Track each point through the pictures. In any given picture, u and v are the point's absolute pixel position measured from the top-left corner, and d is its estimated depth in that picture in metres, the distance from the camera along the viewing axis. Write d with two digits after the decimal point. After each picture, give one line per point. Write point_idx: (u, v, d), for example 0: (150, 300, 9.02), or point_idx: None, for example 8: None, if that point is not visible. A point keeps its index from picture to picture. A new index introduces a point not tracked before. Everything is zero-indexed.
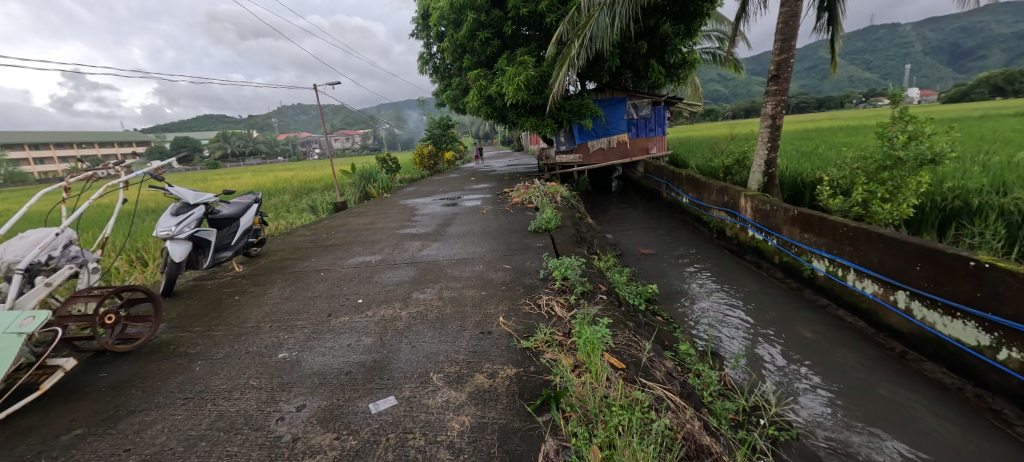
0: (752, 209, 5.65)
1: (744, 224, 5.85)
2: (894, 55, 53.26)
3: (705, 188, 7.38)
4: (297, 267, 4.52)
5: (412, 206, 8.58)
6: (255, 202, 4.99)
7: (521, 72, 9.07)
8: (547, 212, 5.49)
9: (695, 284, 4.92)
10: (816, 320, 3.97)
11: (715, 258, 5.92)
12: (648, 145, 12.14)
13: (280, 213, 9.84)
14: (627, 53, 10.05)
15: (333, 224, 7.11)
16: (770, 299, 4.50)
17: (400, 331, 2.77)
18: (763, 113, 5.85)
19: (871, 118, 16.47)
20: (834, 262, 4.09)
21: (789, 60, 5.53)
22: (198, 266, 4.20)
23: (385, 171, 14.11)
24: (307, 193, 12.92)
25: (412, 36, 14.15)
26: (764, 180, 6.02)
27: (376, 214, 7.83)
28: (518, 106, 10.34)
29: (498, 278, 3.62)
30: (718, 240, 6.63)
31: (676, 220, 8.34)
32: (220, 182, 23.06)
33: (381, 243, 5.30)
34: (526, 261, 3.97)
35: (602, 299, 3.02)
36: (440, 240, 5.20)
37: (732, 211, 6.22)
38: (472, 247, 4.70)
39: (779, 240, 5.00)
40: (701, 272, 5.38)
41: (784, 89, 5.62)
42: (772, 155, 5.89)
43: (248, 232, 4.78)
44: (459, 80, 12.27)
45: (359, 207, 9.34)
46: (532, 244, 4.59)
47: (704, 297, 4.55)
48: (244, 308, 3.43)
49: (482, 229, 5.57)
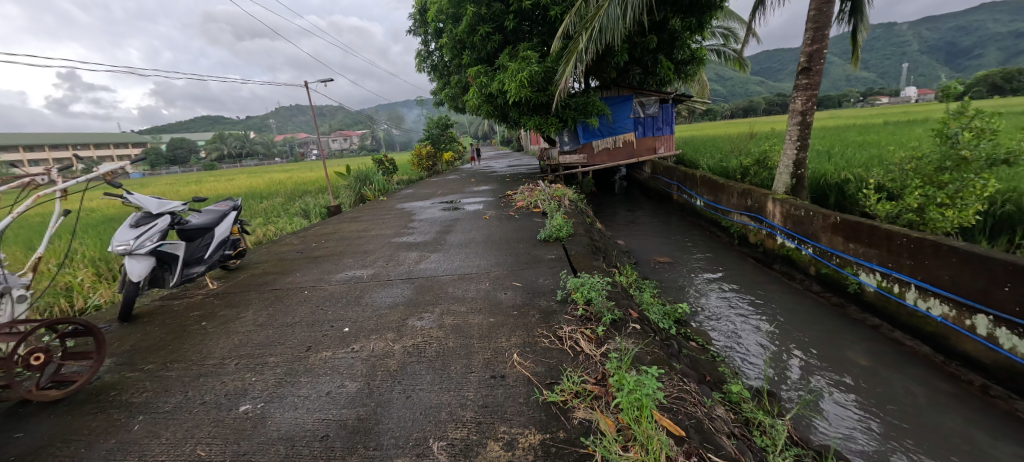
0: (782, 214, 5.14)
1: (772, 231, 5.35)
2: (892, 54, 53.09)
3: (722, 190, 6.88)
4: (278, 283, 4.01)
5: (410, 210, 8.07)
6: (234, 209, 4.51)
7: (524, 67, 8.59)
8: (557, 219, 4.99)
9: (722, 300, 4.43)
10: (869, 345, 3.48)
11: (740, 268, 5.42)
12: (656, 145, 11.65)
13: (271, 217, 9.34)
14: (635, 47, 9.56)
15: (324, 231, 6.60)
16: (811, 317, 4.02)
17: (392, 374, 2.25)
18: (792, 109, 5.37)
19: (877, 117, 16.08)
20: (889, 276, 3.59)
21: (823, 50, 5.04)
22: (164, 284, 3.70)
23: (381, 172, 13.62)
24: (299, 196, 12.43)
25: (409, 33, 13.66)
26: (792, 182, 5.53)
27: (371, 219, 7.33)
28: (520, 104, 9.84)
29: (507, 300, 3.10)
30: (739, 246, 6.14)
31: (689, 225, 7.84)
32: (214, 183, 22.59)
33: (373, 254, 4.79)
34: (539, 278, 3.47)
35: (636, 329, 2.52)
36: (439, 251, 4.69)
37: (757, 216, 5.71)
38: (475, 260, 4.19)
39: (816, 249, 4.49)
40: (726, 284, 4.90)
41: (816, 82, 5.14)
42: (801, 155, 5.39)
43: (224, 243, 4.28)
44: (458, 78, 11.77)
45: (353, 211, 8.83)
46: (543, 257, 4.08)
47: (735, 315, 4.07)
48: (209, 338, 2.91)
49: (485, 238, 5.06)
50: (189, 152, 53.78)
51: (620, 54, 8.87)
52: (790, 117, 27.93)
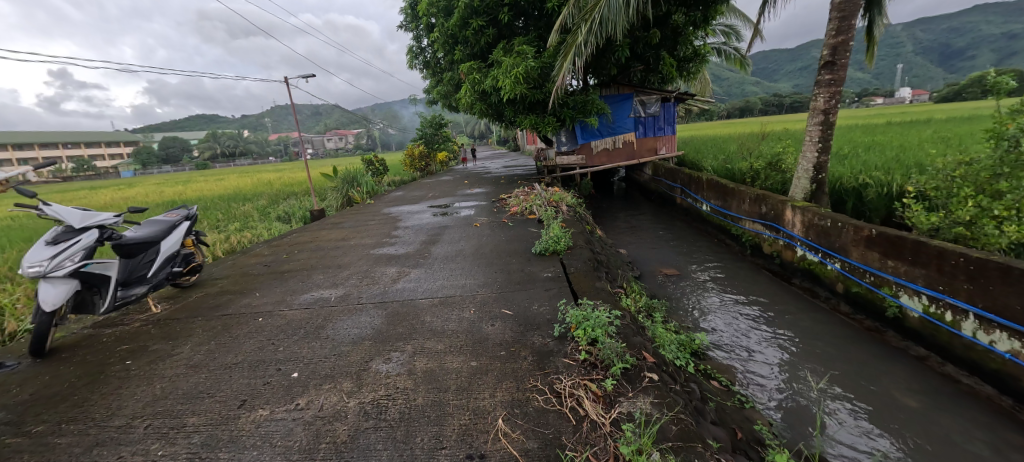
0: (802, 223, 4.64)
1: (791, 241, 4.85)
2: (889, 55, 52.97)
3: (732, 195, 6.38)
4: (232, 306, 3.47)
5: (396, 215, 7.53)
6: (187, 219, 4.00)
7: (520, 63, 8.07)
8: (554, 228, 4.47)
9: (738, 322, 3.95)
10: (919, 381, 2.99)
11: (755, 282, 4.93)
12: (657, 145, 11.18)
13: (250, 222, 8.76)
14: (637, 42, 9.04)
15: (300, 239, 6.04)
16: (844, 343, 3.52)
17: (337, 449, 1.72)
18: (813, 108, 4.88)
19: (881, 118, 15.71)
20: (940, 301, 3.10)
21: (849, 42, 4.52)
22: (94, 310, 3.18)
23: (371, 173, 13.04)
24: (284, 198, 11.84)
25: (400, 28, 13.07)
26: (813, 187, 5.03)
27: (354, 225, 6.78)
28: (515, 101, 9.31)
29: (494, 335, 2.58)
30: (752, 256, 5.64)
31: (695, 231, 7.34)
32: (202, 184, 21.98)
33: (347, 269, 4.26)
34: (533, 305, 2.95)
35: (655, 381, 2.01)
36: (421, 266, 4.15)
37: (773, 225, 5.22)
38: (461, 278, 3.66)
39: (846, 264, 4.00)
40: (742, 302, 4.42)
41: (840, 78, 4.65)
42: (822, 158, 4.90)
43: (173, 259, 3.77)
44: (451, 75, 11.22)
45: (336, 216, 8.27)
46: (538, 276, 3.55)
47: (755, 341, 3.59)
48: (127, 384, 2.37)
49: (474, 250, 4.53)
50: (181, 152, 53.04)
51: (621, 49, 8.36)
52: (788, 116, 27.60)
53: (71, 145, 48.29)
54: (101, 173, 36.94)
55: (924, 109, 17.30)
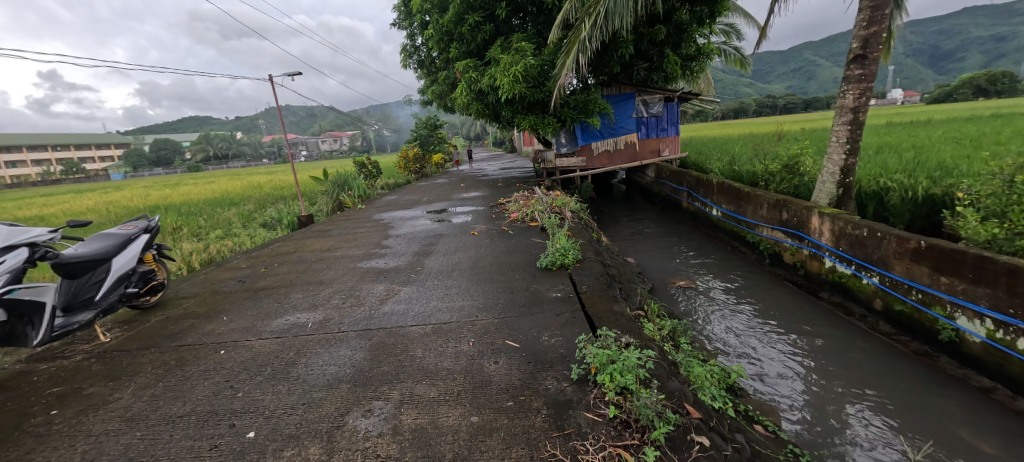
0: (832, 231, 4.22)
1: (817, 251, 4.44)
2: None
3: (746, 199, 5.99)
4: (193, 334, 3.01)
5: (388, 221, 7.07)
6: (146, 232, 3.54)
7: (519, 60, 7.66)
8: (560, 239, 4.04)
9: (763, 342, 3.56)
10: (991, 420, 2.57)
11: (778, 297, 4.52)
12: (660, 147, 10.75)
13: (233, 229, 8.27)
14: (641, 39, 8.65)
15: (283, 249, 5.58)
16: (891, 371, 3.12)
17: None
18: (841, 106, 4.49)
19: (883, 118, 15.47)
20: (1009, 326, 2.71)
21: (882, 33, 4.13)
22: (26, 343, 2.72)
23: (363, 177, 12.57)
24: (272, 202, 11.32)
25: (393, 26, 12.58)
26: (839, 192, 4.62)
27: (342, 232, 6.32)
28: (513, 101, 8.87)
29: (499, 376, 2.14)
30: (771, 265, 5.24)
31: (705, 238, 6.94)
32: (192, 187, 21.45)
33: (329, 286, 3.79)
34: (543, 335, 2.52)
35: (707, 449, 1.59)
36: (413, 283, 3.69)
37: (795, 232, 4.82)
38: (457, 299, 3.21)
39: (886, 279, 3.60)
40: (764, 318, 4.04)
41: (872, 73, 4.26)
42: (851, 160, 4.50)
43: (127, 279, 3.31)
44: (446, 74, 10.78)
45: (324, 222, 7.79)
46: (546, 297, 3.11)
47: (785, 367, 3.20)
48: (43, 447, 1.91)
49: (472, 264, 4.08)
50: (173, 155, 52.37)
51: (625, 46, 7.96)
52: (783, 117, 27.47)
53: (59, 147, 47.43)
54: (92, 177, 36.40)
55: (921, 110, 17.19)
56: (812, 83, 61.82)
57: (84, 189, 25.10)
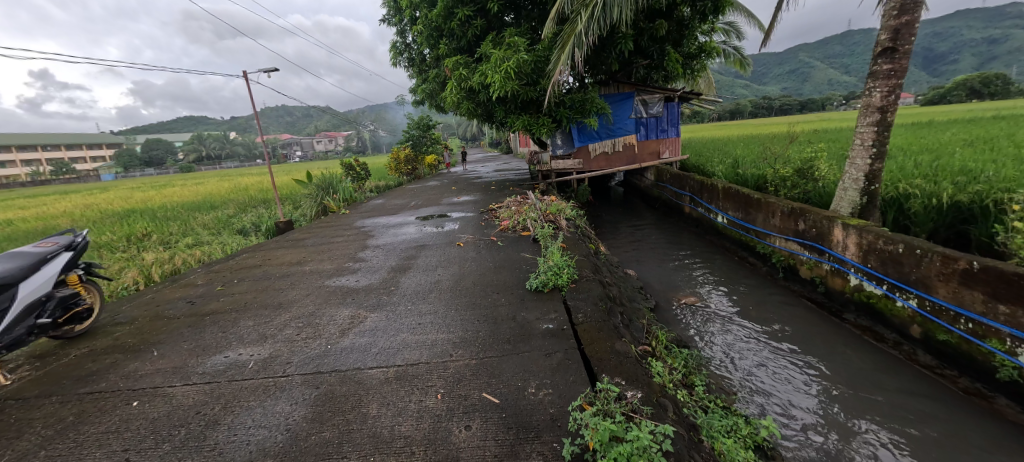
0: (858, 245, 3.75)
1: (841, 266, 3.97)
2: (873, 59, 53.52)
3: (756, 206, 5.52)
4: (112, 375, 2.50)
5: (370, 228, 6.57)
6: (67, 250, 3.07)
7: (511, 55, 7.19)
8: (553, 255, 3.55)
9: (779, 375, 3.13)
10: None
11: (796, 318, 4.06)
12: (660, 148, 10.31)
13: (206, 235, 7.74)
14: (641, 35, 8.18)
15: (249, 260, 5.07)
16: (943, 417, 2.64)
17: None
18: (866, 106, 4.03)
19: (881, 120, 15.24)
20: None
21: (915, 23, 3.67)
22: None
23: (350, 179, 12.05)
24: (254, 205, 10.77)
25: (382, 22, 12.08)
26: (863, 200, 4.15)
27: (318, 241, 5.83)
28: (506, 100, 8.38)
29: (470, 450, 1.66)
30: (785, 280, 4.78)
31: (710, 247, 6.48)
32: (177, 188, 20.92)
33: (287, 311, 3.26)
34: (530, 385, 2.03)
35: None
36: (383, 308, 3.18)
37: (813, 245, 4.35)
38: (430, 331, 2.70)
39: (927, 304, 3.14)
40: (779, 344, 3.60)
41: (902, 69, 3.81)
42: (878, 165, 4.04)
43: (39, 306, 2.79)
44: (437, 72, 10.28)
45: (303, 228, 7.27)
46: (534, 329, 2.61)
47: (809, 409, 2.76)
48: None
49: (453, 283, 3.57)
50: (165, 155, 51.75)
51: (624, 41, 7.50)
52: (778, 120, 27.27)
53: (49, 148, 46.65)
54: (82, 177, 35.95)
55: (919, 112, 17.04)
56: (806, 84, 61.88)
57: (71, 191, 24.50)
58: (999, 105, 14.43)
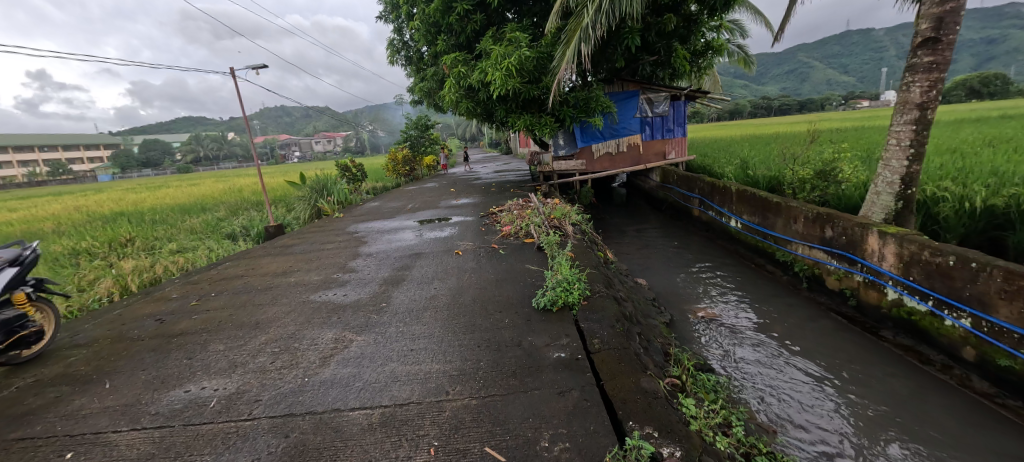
0: (898, 256, 3.41)
1: (876, 278, 3.63)
2: (871, 59, 53.41)
3: (774, 210, 5.17)
4: (51, 417, 2.14)
5: (363, 234, 6.19)
6: (13, 267, 2.71)
7: (512, 51, 6.83)
8: (562, 268, 3.20)
9: (817, 409, 2.77)
10: None
11: (826, 335, 3.70)
12: (666, 149, 9.95)
13: (192, 240, 7.36)
14: (649, 30, 7.83)
15: (232, 270, 4.70)
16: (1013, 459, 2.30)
17: None
18: (904, 103, 3.69)
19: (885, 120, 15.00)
20: None
21: (961, 11, 3.33)
22: None
23: (346, 180, 11.67)
24: (245, 209, 10.39)
25: (378, 19, 11.71)
26: (898, 206, 3.81)
27: (308, 248, 5.47)
28: (507, 98, 8.02)
29: None
30: (809, 291, 4.43)
31: (724, 253, 6.12)
32: (170, 190, 20.53)
33: (263, 333, 2.90)
34: (543, 439, 1.68)
35: None
36: (371, 330, 2.81)
37: (842, 254, 4.01)
38: (424, 360, 2.35)
39: (985, 326, 2.81)
40: (808, 366, 3.27)
41: (946, 62, 3.46)
42: (916, 167, 3.69)
43: None
44: (435, 70, 9.92)
45: (294, 234, 6.90)
46: (545, 359, 2.25)
47: (856, 449, 2.44)
48: None
49: (451, 299, 3.22)
50: (162, 155, 51.37)
51: (631, 36, 7.16)
52: (776, 120, 27.08)
53: (46, 148, 46.25)
54: (78, 178, 35.61)
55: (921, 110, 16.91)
56: (805, 84, 61.70)
57: (65, 192, 24.20)
58: (1006, 104, 14.36)
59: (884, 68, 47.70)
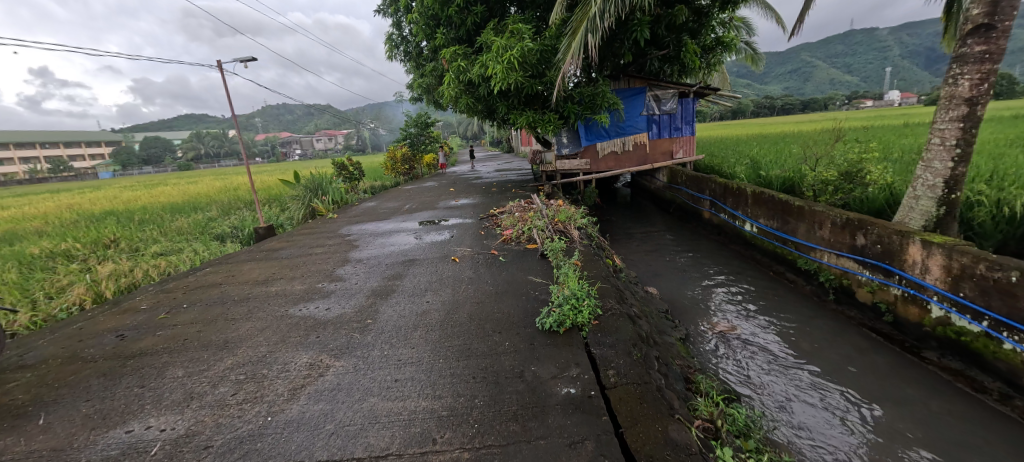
0: (945, 269, 3.05)
1: (917, 293, 3.27)
2: (874, 58, 52.93)
3: (796, 213, 4.79)
4: None
5: (355, 236, 5.85)
6: None
7: (514, 44, 6.47)
8: (569, 281, 2.85)
9: (860, 451, 2.42)
10: None
11: (859, 355, 3.36)
12: (673, 148, 9.57)
13: (178, 241, 7.01)
14: (658, 23, 7.45)
15: (211, 276, 4.35)
16: None
17: None
18: (950, 98, 3.32)
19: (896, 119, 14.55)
20: None
21: None
22: None
23: (342, 179, 11.31)
24: (238, 208, 10.03)
25: (377, 13, 11.35)
26: (940, 212, 3.44)
27: (296, 252, 5.14)
28: (508, 94, 7.65)
29: None
30: (837, 303, 4.06)
31: (738, 259, 5.75)
32: (166, 188, 20.18)
33: (231, 355, 2.55)
34: None
35: None
36: (352, 353, 2.46)
37: (876, 264, 3.64)
38: (409, 396, 2.00)
39: None
40: (843, 392, 2.93)
41: (1001, 51, 3.08)
42: (962, 170, 3.33)
43: None
44: (434, 65, 9.56)
45: (284, 236, 6.57)
46: (551, 397, 1.91)
47: None
48: None
49: (445, 316, 2.86)
50: (162, 152, 51.13)
51: (641, 28, 6.78)
52: (777, 121, 26.69)
53: (47, 145, 46.22)
54: (77, 175, 35.37)
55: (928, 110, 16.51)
56: (808, 83, 61.14)
57: (62, 189, 23.97)
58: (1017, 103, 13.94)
59: (887, 67, 47.16)
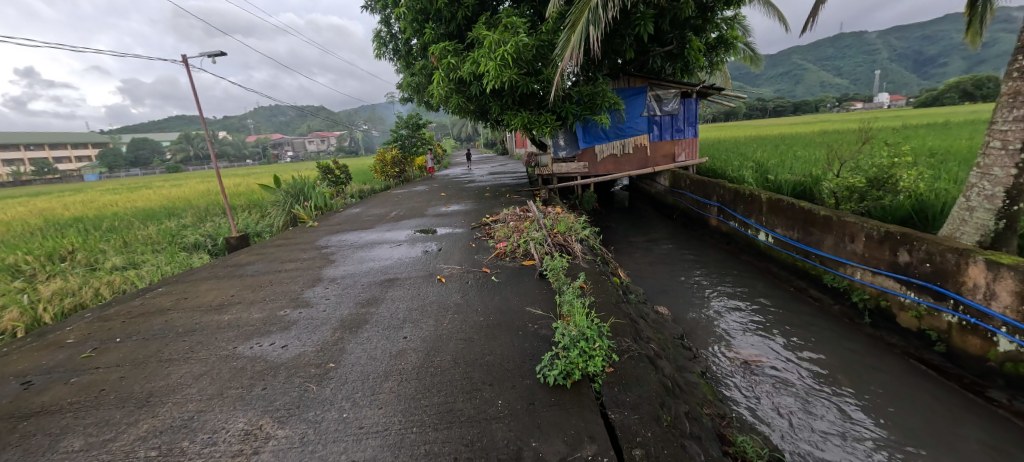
0: (1019, 296, 2.59)
1: (980, 324, 2.81)
2: (865, 61, 53.03)
3: (822, 223, 4.32)
4: None
5: (334, 249, 5.30)
6: None
7: (507, 38, 5.96)
8: (576, 314, 2.33)
9: None
10: None
11: (910, 392, 2.90)
12: (675, 151, 9.11)
13: (142, 253, 6.41)
14: (662, 17, 6.96)
15: (161, 299, 3.78)
16: None
17: None
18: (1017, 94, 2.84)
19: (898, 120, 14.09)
20: None
21: None
22: None
23: (328, 183, 10.73)
24: (216, 214, 9.43)
25: (365, 9, 10.80)
26: (1000, 226, 2.96)
27: (265, 268, 4.57)
28: (502, 93, 7.14)
29: None
30: (875, 327, 3.59)
31: (754, 272, 5.28)
32: (148, 191, 19.52)
33: (150, 417, 2.02)
34: None
35: None
36: (303, 415, 1.93)
37: (925, 286, 3.17)
38: None
39: None
40: (898, 447, 2.47)
41: None
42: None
43: None
44: (424, 63, 9.03)
45: (257, 247, 6.00)
46: None
47: None
48: None
49: (425, 358, 2.34)
50: (150, 154, 50.21)
51: (643, 22, 6.37)
52: (773, 123, 26.25)
53: (32, 147, 45.28)
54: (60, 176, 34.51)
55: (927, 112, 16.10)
56: (800, 85, 61.17)
57: (41, 192, 23.17)
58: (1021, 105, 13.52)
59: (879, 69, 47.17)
